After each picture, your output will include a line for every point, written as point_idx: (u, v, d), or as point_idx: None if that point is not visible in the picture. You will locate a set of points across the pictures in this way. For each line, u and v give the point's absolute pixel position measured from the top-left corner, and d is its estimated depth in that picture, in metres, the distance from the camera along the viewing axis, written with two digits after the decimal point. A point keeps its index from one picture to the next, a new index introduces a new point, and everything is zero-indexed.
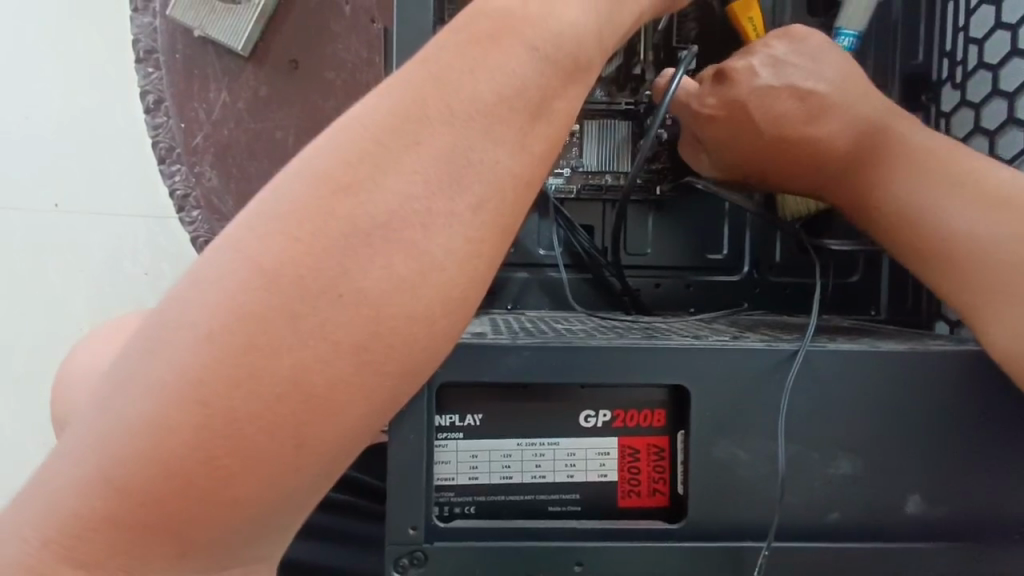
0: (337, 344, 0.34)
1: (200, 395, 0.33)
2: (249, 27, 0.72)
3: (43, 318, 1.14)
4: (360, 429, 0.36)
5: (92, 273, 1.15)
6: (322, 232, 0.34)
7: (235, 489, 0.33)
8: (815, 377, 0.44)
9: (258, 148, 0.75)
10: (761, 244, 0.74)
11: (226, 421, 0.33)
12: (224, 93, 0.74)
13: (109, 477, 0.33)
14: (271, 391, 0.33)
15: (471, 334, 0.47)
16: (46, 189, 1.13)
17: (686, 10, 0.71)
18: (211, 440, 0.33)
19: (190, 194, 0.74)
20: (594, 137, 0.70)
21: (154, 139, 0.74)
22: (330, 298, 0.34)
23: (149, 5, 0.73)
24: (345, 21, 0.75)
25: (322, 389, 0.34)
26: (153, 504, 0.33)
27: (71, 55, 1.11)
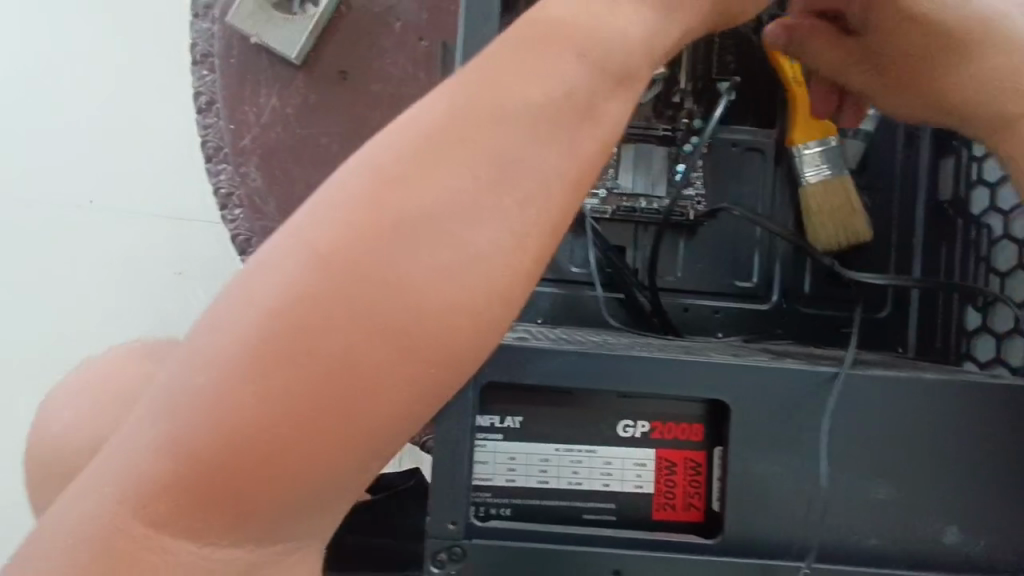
0: (387, 323, 0.34)
1: (254, 372, 0.33)
2: (304, 37, 0.75)
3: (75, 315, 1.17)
4: (407, 414, 0.36)
5: (131, 272, 1.18)
6: (376, 220, 0.35)
7: (287, 466, 0.34)
8: (856, 399, 0.44)
9: (303, 152, 0.77)
10: (792, 275, 0.74)
11: (278, 397, 0.33)
12: (274, 98, 0.76)
13: (165, 443, 0.34)
14: (319, 365, 0.34)
15: (512, 338, 0.48)
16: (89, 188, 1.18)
17: (725, 45, 0.74)
18: (263, 417, 0.33)
19: (233, 192, 0.76)
20: (630, 160, 0.72)
21: (203, 138, 0.76)
22: (379, 283, 0.34)
23: (209, 11, 0.76)
24: (395, 37, 0.78)
25: (372, 371, 0.34)
26: (209, 478, 0.33)
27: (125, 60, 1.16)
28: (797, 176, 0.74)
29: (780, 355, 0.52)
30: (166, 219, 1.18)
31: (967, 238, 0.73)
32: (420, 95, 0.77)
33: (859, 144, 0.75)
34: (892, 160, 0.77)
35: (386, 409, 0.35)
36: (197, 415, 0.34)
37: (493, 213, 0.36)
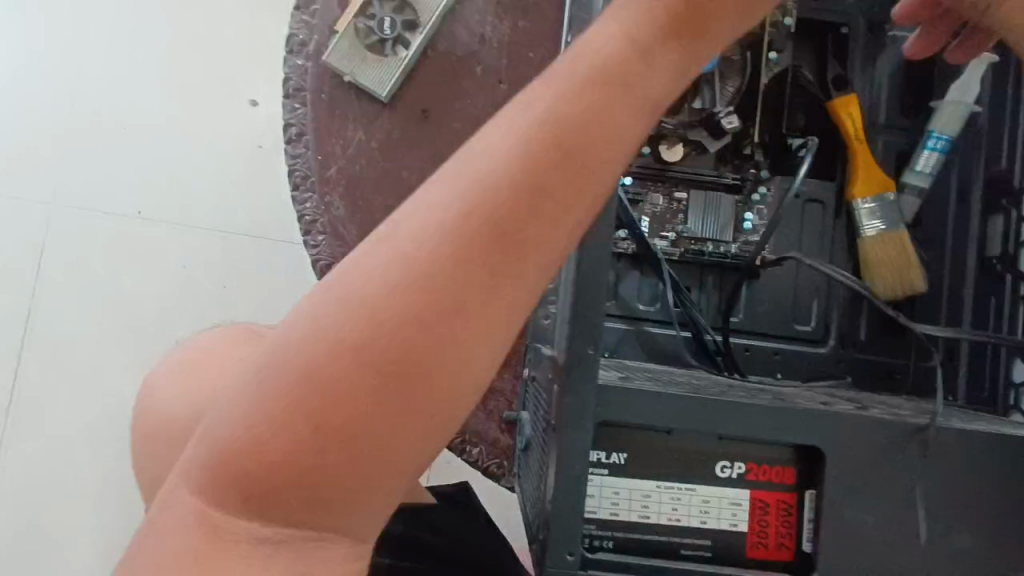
0: (447, 306, 0.36)
1: (271, 399, 0.36)
2: (393, 77, 0.79)
3: (138, 324, 1.30)
4: (401, 445, 0.37)
5: (192, 273, 1.32)
6: (393, 254, 0.36)
7: (296, 491, 0.36)
8: (941, 451, 0.47)
9: (385, 184, 0.80)
10: (848, 322, 0.78)
11: (285, 426, 0.36)
12: (361, 132, 0.81)
13: (247, 427, 0.36)
14: (384, 344, 0.36)
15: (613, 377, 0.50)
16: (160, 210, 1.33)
17: (795, 103, 0.78)
18: (275, 442, 0.36)
19: (317, 219, 0.80)
20: (701, 205, 0.76)
21: (292, 167, 0.80)
22: (377, 318, 0.36)
23: (304, 48, 0.81)
24: (476, 79, 0.82)
25: (366, 404, 0.36)
26: (237, 498, 0.37)
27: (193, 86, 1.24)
28: (856, 227, 0.77)
29: (858, 402, 0.54)
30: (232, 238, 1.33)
31: (1015, 294, 0.75)
32: None
33: (917, 198, 0.78)
34: (945, 214, 0.80)
35: (441, 388, 0.36)
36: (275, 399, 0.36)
37: (549, 212, 0.37)
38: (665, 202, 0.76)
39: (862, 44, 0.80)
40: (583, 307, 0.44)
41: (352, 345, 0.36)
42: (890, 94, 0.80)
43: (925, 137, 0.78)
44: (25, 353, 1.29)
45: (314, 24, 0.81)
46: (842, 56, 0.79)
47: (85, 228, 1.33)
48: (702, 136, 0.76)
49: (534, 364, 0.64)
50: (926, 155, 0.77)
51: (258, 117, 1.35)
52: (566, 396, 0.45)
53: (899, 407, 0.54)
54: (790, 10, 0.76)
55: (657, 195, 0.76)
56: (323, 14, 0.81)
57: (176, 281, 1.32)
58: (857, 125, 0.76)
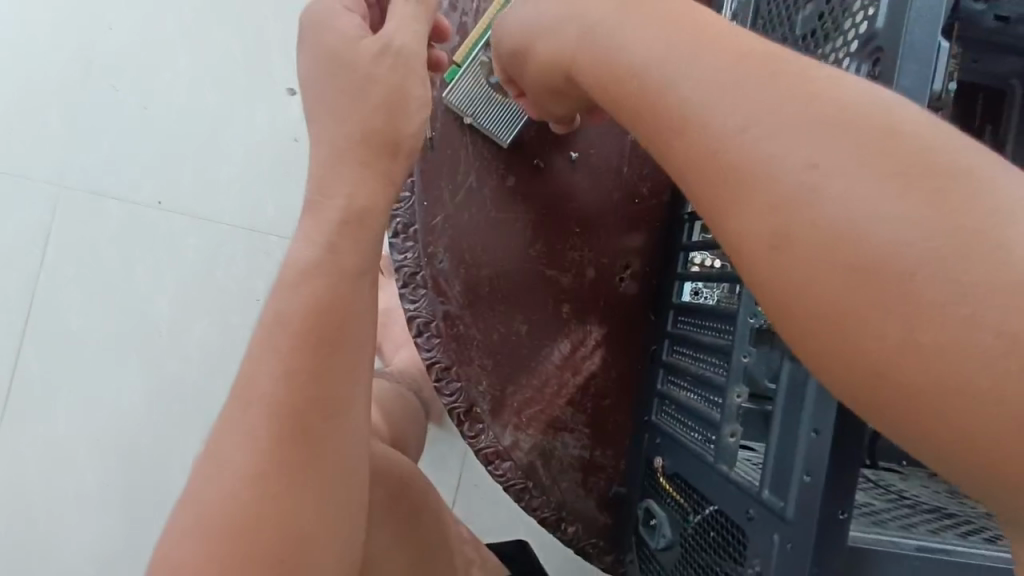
0: (340, 291, 0.50)
1: (283, 420, 0.48)
2: (518, 121, 0.73)
3: (127, 316, 1.21)
4: (259, 430, 0.47)
5: (195, 270, 1.23)
6: (322, 281, 0.50)
7: (300, 484, 0.48)
8: None
9: (496, 235, 0.74)
10: None
11: (296, 434, 0.48)
12: (471, 178, 0.74)
13: (247, 406, 0.48)
14: (309, 325, 0.49)
15: None
16: (155, 186, 1.23)
17: None
18: (284, 451, 0.47)
19: (418, 272, 0.73)
20: None
21: (394, 212, 0.73)
22: (277, 324, 0.49)
23: None
24: (603, 127, 0.76)
25: (244, 391, 0.49)
26: (253, 510, 0.46)
27: (240, 83, 1.25)
28: None
29: None
30: (233, 228, 1.25)
31: None
32: (623, 192, 0.76)
33: None
34: None
35: (326, 382, 0.49)
36: (259, 409, 0.48)
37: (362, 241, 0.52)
38: None
39: None
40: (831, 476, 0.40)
41: (297, 364, 0.48)
42: None
43: None
44: (22, 341, 1.18)
45: None
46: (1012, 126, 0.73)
47: (74, 208, 1.21)
48: None
49: (683, 467, 0.60)
50: None
51: (296, 107, 1.27)
52: (818, 558, 0.40)
53: None
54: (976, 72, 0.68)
55: None
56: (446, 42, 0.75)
57: (169, 269, 1.23)
58: None
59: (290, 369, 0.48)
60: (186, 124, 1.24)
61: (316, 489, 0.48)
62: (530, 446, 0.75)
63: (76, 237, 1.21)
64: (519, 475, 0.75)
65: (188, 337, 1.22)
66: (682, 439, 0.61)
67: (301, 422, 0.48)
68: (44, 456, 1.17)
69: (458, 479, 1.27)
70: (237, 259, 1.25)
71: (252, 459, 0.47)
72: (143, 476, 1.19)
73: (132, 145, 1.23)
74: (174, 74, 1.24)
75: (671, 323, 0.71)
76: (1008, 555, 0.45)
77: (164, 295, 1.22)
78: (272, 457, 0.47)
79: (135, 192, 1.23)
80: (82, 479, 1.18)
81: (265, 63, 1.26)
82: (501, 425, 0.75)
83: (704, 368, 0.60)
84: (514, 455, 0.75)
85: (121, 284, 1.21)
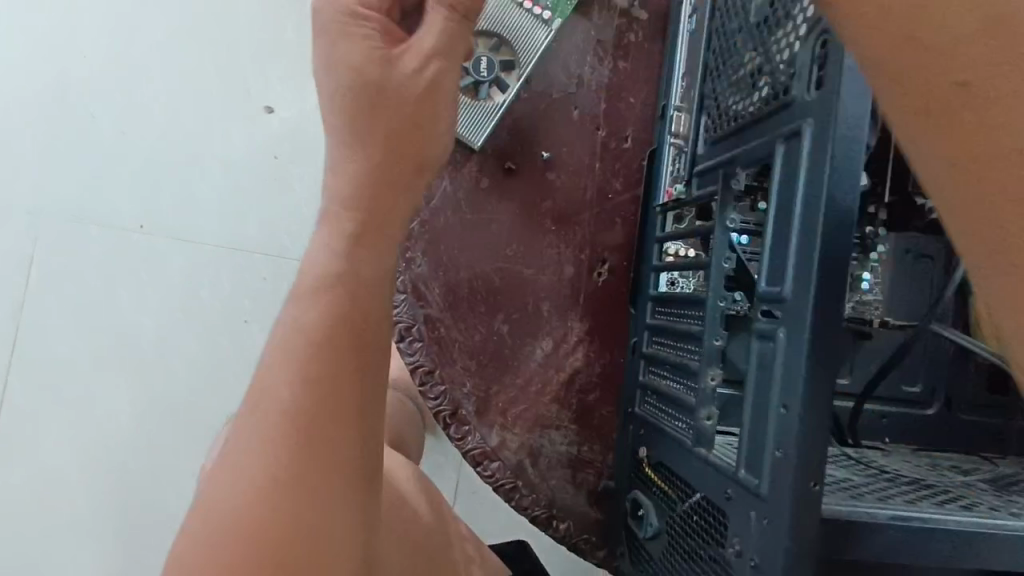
0: (357, 296, 0.51)
1: (298, 424, 0.48)
2: (488, 122, 0.74)
3: (113, 338, 1.21)
4: (273, 434, 0.48)
5: (180, 289, 1.23)
6: (340, 285, 0.50)
7: (310, 487, 0.47)
8: None
9: (473, 236, 0.75)
10: (955, 384, 0.76)
11: (310, 438, 0.48)
12: (446, 183, 0.75)
13: (264, 408, 0.48)
14: (327, 330, 0.49)
15: None
16: (137, 208, 1.23)
17: None
18: (297, 455, 0.47)
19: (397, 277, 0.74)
20: None
21: None
22: (295, 327, 0.50)
23: None
24: (573, 125, 0.77)
25: (261, 393, 0.49)
26: (264, 513, 0.46)
27: (217, 101, 1.26)
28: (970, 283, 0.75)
29: (1010, 496, 0.55)
30: (217, 245, 1.25)
31: None
32: (597, 187, 0.77)
33: None
34: None
35: (336, 390, 0.49)
36: (269, 418, 0.48)
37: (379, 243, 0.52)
38: None
39: None
40: (800, 450, 0.40)
41: (309, 372, 0.48)
42: None
43: None
44: (10, 369, 1.18)
45: None
46: None
47: (57, 233, 1.21)
48: None
49: (666, 455, 0.60)
50: None
51: (274, 122, 1.27)
52: (798, 527, 0.40)
53: None
54: None
55: None
56: None
57: (154, 290, 1.23)
58: None
59: (307, 372, 0.48)
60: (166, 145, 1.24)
61: (322, 497, 0.48)
62: (517, 445, 0.76)
63: (60, 262, 1.21)
64: (507, 475, 0.75)
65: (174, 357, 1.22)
66: (664, 427, 0.62)
67: (309, 431, 0.48)
68: (35, 484, 1.17)
69: (455, 486, 1.27)
70: (221, 276, 1.25)
71: (261, 467, 0.47)
72: (134, 498, 1.18)
73: (113, 168, 1.23)
74: (151, 96, 1.24)
75: (648, 313, 0.71)
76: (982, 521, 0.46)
77: (150, 316, 1.22)
78: (284, 460, 0.47)
79: (117, 215, 1.23)
80: (80, 505, 1.17)
81: (238, 80, 1.26)
82: (488, 426, 0.75)
83: (682, 354, 0.60)
84: (502, 455, 0.75)
85: (106, 306, 1.21)
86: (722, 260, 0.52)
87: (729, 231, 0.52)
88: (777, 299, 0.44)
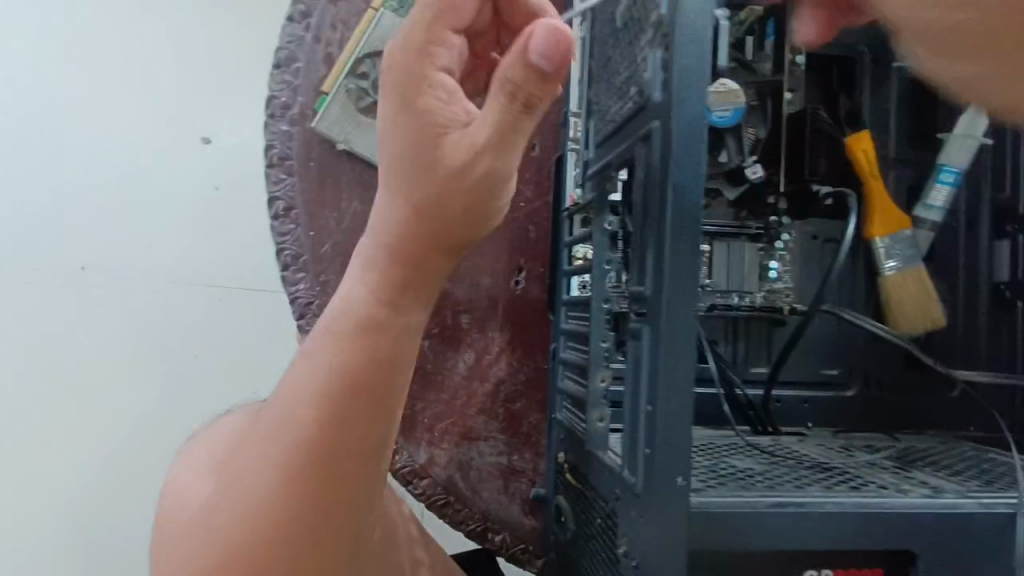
0: (394, 324, 0.52)
1: (329, 445, 0.51)
2: None
3: (64, 386, 1.20)
4: (303, 448, 0.51)
5: (128, 331, 1.23)
6: (377, 313, 0.52)
7: (330, 500, 0.52)
8: None
9: None
10: (873, 364, 0.78)
11: (337, 459, 0.51)
12: (355, 204, 0.75)
13: (297, 422, 0.51)
14: (365, 357, 0.51)
15: (695, 484, 0.48)
16: (76, 252, 1.22)
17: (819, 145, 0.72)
18: (321, 472, 0.51)
19: (313, 302, 0.74)
20: (724, 260, 0.73)
21: (281, 246, 0.74)
22: (335, 348, 0.52)
23: (286, 112, 0.75)
24: None
25: (297, 407, 0.51)
26: (283, 520, 0.50)
27: (148, 136, 1.24)
28: (877, 263, 0.77)
29: (911, 472, 0.56)
30: (162, 282, 1.24)
31: None
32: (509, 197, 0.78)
33: (932, 232, 0.78)
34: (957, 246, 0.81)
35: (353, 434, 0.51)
36: (285, 432, 0.51)
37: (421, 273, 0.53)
38: None
39: (868, 77, 0.79)
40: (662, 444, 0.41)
41: (338, 398, 0.51)
42: (899, 119, 0.79)
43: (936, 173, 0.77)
44: None
45: (298, 84, 0.75)
46: (852, 95, 0.79)
47: None
48: (719, 183, 0.73)
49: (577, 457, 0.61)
50: (937, 189, 0.77)
51: (211, 154, 1.27)
52: (663, 520, 0.42)
53: (948, 471, 0.56)
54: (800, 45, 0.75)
55: None
56: (306, 74, 0.75)
57: (100, 334, 1.22)
58: (870, 165, 0.76)
59: (342, 394, 0.51)
60: (94, 181, 1.22)
61: (337, 507, 0.52)
62: (447, 460, 0.75)
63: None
64: (439, 491, 0.75)
65: (130, 401, 1.22)
66: (573, 428, 0.62)
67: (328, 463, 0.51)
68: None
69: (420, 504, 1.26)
70: (169, 314, 1.24)
71: (276, 475, 0.50)
72: (107, 537, 1.21)
73: (44, 213, 1.20)
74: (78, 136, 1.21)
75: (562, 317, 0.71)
76: (864, 499, 0.46)
77: (100, 360, 1.22)
78: (310, 471, 0.51)
79: (55, 261, 1.21)
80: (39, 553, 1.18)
81: (166, 113, 1.25)
82: (416, 443, 0.75)
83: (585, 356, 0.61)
84: (433, 472, 0.75)
85: (53, 354, 1.20)
86: (604, 262, 0.52)
87: (607, 236, 0.53)
88: (642, 298, 0.44)
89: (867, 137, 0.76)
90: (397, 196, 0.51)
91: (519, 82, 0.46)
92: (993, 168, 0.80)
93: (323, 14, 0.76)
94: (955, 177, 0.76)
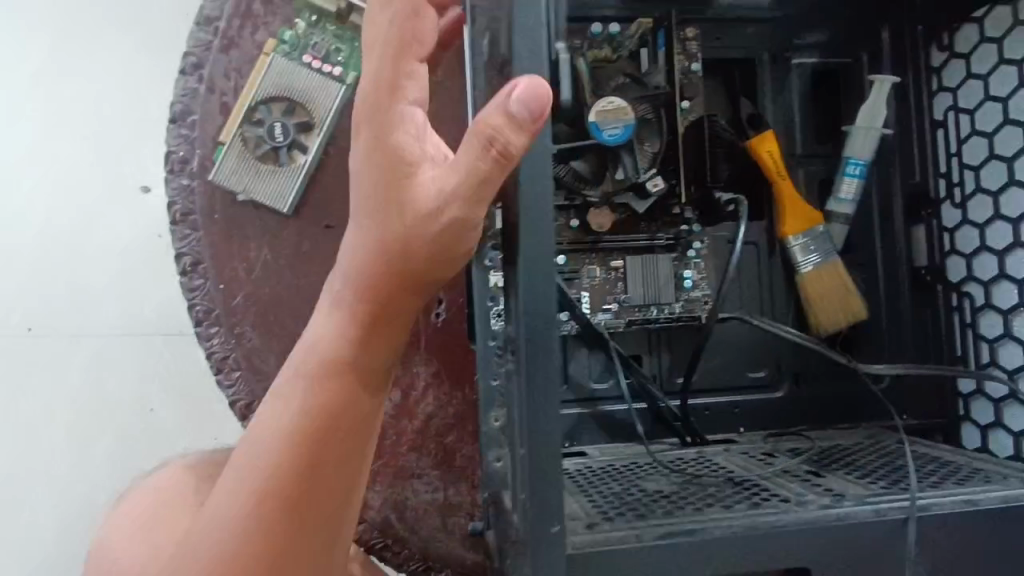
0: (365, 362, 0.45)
1: (294, 501, 0.43)
2: (294, 186, 0.73)
3: (20, 450, 1.19)
4: (260, 504, 0.43)
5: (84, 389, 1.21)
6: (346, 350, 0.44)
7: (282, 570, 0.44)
8: (928, 533, 0.46)
9: (299, 301, 0.74)
10: (801, 360, 0.78)
11: (302, 516, 0.44)
12: (265, 252, 0.74)
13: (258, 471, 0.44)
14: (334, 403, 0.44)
15: (588, 517, 0.48)
16: (19, 314, 1.20)
17: (716, 153, 0.72)
18: (278, 534, 0.43)
19: (229, 355, 0.73)
20: (639, 275, 0.74)
21: (191, 303, 0.73)
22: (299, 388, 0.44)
23: (186, 166, 0.74)
24: None
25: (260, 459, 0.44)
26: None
27: (77, 188, 1.21)
28: (793, 261, 0.77)
29: (820, 477, 0.56)
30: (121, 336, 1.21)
31: (948, 306, 0.78)
32: None
33: (846, 224, 0.78)
34: (871, 235, 0.81)
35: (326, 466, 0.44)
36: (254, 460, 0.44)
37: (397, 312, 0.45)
38: (602, 272, 0.74)
39: (769, 76, 0.79)
40: (534, 490, 0.41)
41: (312, 435, 0.44)
42: (803, 115, 0.80)
43: (842, 165, 0.77)
44: None
45: (195, 137, 0.74)
46: (755, 96, 0.79)
47: None
48: (628, 198, 0.71)
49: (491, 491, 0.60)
50: (847, 182, 0.77)
51: (148, 199, 1.23)
52: (543, 564, 0.41)
53: (857, 474, 0.56)
54: (696, 53, 0.75)
55: (593, 267, 0.73)
56: (202, 126, 0.74)
57: (50, 394, 1.20)
58: (776, 164, 0.76)
59: (305, 441, 0.44)
60: (30, 241, 1.20)
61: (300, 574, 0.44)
62: (380, 502, 0.74)
63: None
64: (374, 534, 0.74)
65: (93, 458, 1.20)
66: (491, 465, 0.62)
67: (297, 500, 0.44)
68: None
69: None
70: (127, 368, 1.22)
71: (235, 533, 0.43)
72: None
73: None
74: (12, 197, 1.20)
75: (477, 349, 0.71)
76: (755, 519, 0.46)
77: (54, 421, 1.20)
78: (263, 530, 0.43)
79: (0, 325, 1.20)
80: None
81: (94, 164, 1.21)
82: None
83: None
84: (366, 515, 0.74)
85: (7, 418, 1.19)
86: (486, 303, 0.53)
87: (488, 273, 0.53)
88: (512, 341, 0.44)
89: (772, 138, 0.76)
90: (366, 229, 0.43)
91: (497, 129, 0.39)
92: (901, 155, 0.81)
93: (215, 64, 0.74)
94: (860, 169, 0.76)
